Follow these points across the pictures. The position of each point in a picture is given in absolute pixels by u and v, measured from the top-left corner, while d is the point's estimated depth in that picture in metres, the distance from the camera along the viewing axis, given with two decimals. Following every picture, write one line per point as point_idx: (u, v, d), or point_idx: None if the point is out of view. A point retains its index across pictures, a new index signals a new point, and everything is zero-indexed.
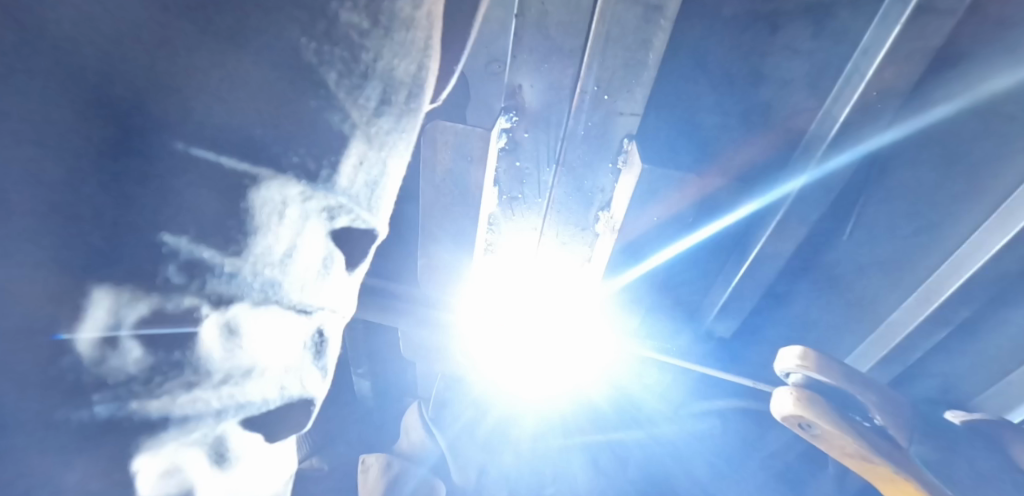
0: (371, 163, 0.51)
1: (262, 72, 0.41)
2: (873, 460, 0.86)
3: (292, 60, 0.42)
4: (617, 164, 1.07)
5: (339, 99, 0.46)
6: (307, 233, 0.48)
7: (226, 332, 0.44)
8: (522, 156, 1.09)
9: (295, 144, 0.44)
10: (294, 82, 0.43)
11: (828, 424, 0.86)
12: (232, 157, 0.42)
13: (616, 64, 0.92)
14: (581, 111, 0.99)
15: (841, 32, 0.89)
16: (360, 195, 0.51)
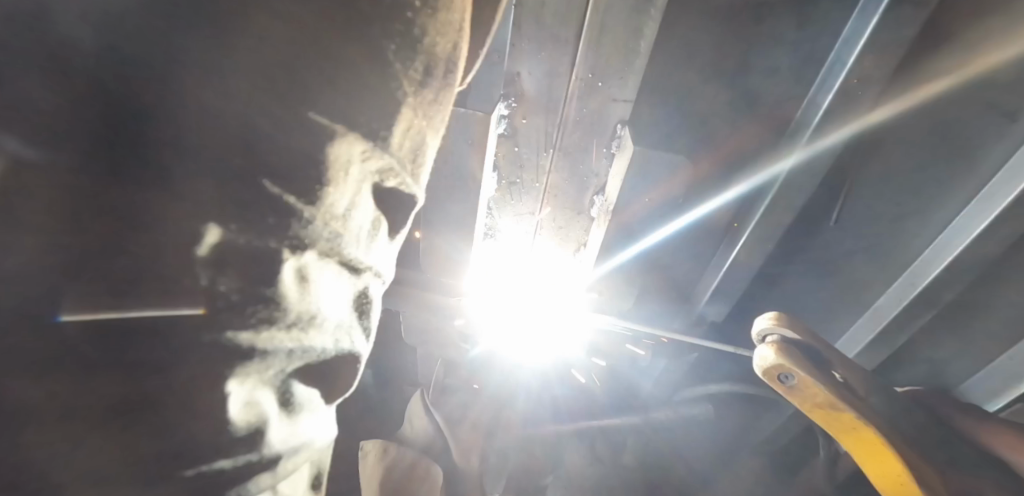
0: (411, 132, 0.56)
1: (290, 46, 0.45)
2: (839, 405, 0.93)
3: (321, 37, 0.46)
4: (610, 149, 1.14)
5: (387, 69, 0.51)
6: (363, 195, 0.52)
7: (299, 280, 0.46)
8: (521, 142, 1.14)
9: (328, 117, 0.48)
10: (322, 57, 0.47)
11: (807, 372, 0.93)
12: (254, 129, 0.44)
13: (608, 52, 0.97)
14: (576, 98, 1.05)
15: (823, 24, 0.93)
16: (403, 161, 0.55)
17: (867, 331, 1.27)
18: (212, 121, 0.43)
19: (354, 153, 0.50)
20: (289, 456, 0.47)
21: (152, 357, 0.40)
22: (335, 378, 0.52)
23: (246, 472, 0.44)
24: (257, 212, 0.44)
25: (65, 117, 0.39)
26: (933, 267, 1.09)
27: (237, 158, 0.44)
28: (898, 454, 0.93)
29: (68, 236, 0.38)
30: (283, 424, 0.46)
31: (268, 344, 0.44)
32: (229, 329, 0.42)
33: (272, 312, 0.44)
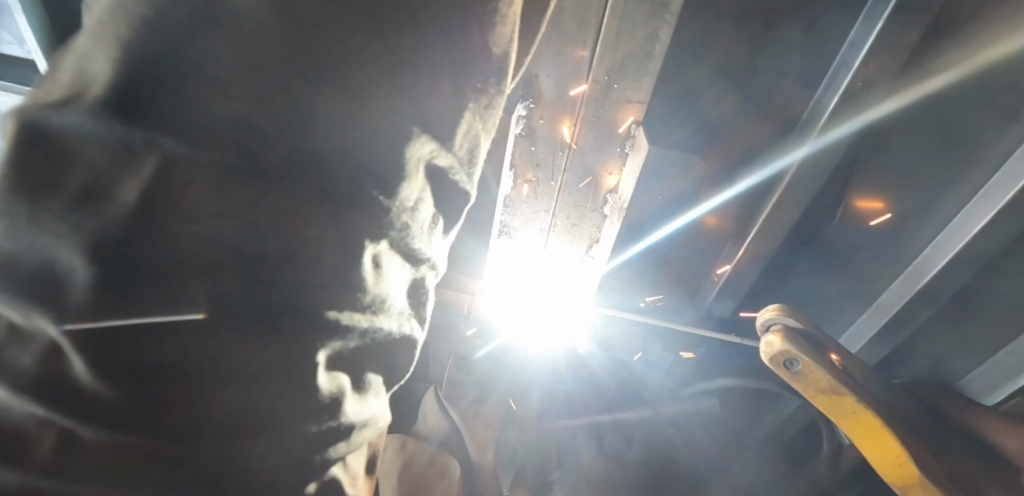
0: (467, 135, 0.62)
1: (357, 55, 0.49)
2: (841, 390, 0.98)
3: (388, 44, 0.51)
4: (625, 150, 1.16)
5: (453, 78, 0.57)
6: (425, 194, 0.58)
7: (376, 267, 0.54)
8: (536, 141, 1.16)
9: (392, 115, 0.53)
10: (388, 61, 0.51)
11: (811, 358, 0.97)
12: (318, 130, 0.49)
13: (626, 53, 1.00)
14: (591, 99, 1.07)
15: (828, 28, 0.98)
16: (460, 162, 0.62)
17: (866, 326, 1.30)
18: (279, 126, 0.47)
19: (425, 154, 0.57)
20: (360, 427, 0.57)
21: (274, 340, 0.49)
22: (397, 364, 0.61)
23: (329, 437, 0.53)
24: (315, 212, 0.49)
25: (219, 126, 0.45)
26: (935, 263, 1.12)
27: (343, 165, 0.51)
28: (895, 436, 0.98)
29: (218, 229, 0.45)
30: (354, 400, 0.56)
31: (348, 328, 0.53)
32: (334, 309, 0.52)
33: (356, 300, 0.53)
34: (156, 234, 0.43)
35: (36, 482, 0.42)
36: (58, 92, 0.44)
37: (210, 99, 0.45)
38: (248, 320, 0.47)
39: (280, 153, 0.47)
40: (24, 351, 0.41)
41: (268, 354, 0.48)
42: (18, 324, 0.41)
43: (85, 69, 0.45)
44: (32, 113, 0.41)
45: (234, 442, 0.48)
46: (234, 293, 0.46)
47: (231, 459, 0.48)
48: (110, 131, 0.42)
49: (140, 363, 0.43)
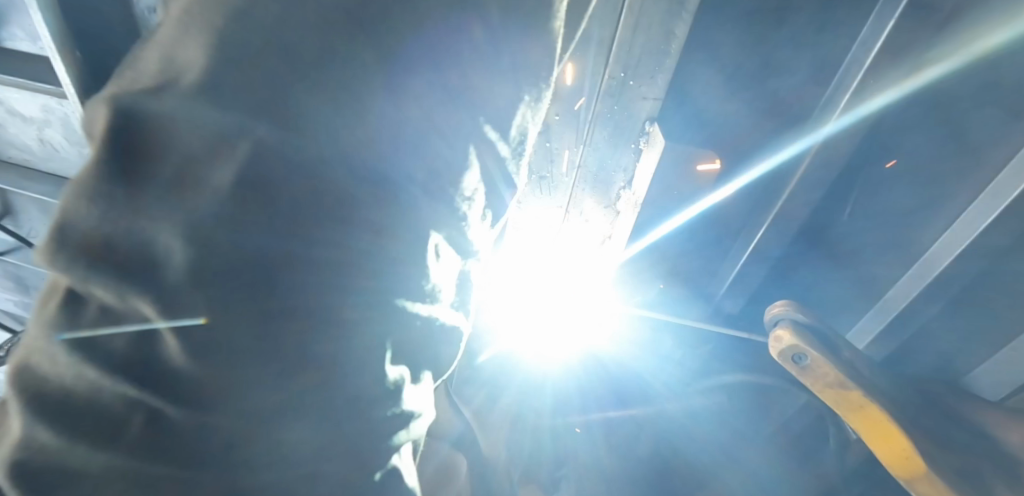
0: (520, 128, 0.68)
1: (436, 54, 0.57)
2: (848, 383, 0.99)
3: (460, 46, 0.58)
4: (638, 145, 1.16)
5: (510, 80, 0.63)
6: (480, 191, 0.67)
7: (436, 256, 0.64)
8: (552, 137, 1.21)
9: (460, 105, 0.61)
10: (460, 60, 0.59)
11: (819, 353, 0.99)
12: (397, 117, 0.56)
13: (641, 50, 1.01)
14: (607, 96, 1.09)
15: (842, 26, 0.98)
16: (513, 153, 0.69)
17: (878, 321, 1.26)
18: (366, 114, 0.54)
19: (486, 139, 0.64)
20: (418, 415, 0.68)
21: (353, 303, 0.58)
22: (445, 359, 0.71)
23: (394, 421, 0.64)
24: (389, 194, 0.57)
25: (288, 108, 0.51)
26: (944, 258, 1.10)
27: (389, 144, 0.57)
28: (903, 432, 0.97)
29: (285, 202, 0.52)
30: (413, 390, 0.67)
31: (416, 312, 0.63)
32: (403, 297, 0.62)
33: (421, 289, 0.63)
34: (240, 206, 0.50)
35: (125, 458, 0.52)
36: (144, 82, 0.50)
37: (280, 82, 0.50)
38: (302, 283, 0.55)
39: (369, 138, 0.55)
40: (116, 329, 0.51)
41: (335, 332, 0.57)
42: (110, 303, 0.50)
43: (172, 57, 0.50)
44: (129, 104, 0.48)
45: (293, 415, 0.57)
46: (297, 257, 0.54)
47: (286, 431, 0.57)
48: (223, 111, 0.49)
49: (234, 342, 0.52)
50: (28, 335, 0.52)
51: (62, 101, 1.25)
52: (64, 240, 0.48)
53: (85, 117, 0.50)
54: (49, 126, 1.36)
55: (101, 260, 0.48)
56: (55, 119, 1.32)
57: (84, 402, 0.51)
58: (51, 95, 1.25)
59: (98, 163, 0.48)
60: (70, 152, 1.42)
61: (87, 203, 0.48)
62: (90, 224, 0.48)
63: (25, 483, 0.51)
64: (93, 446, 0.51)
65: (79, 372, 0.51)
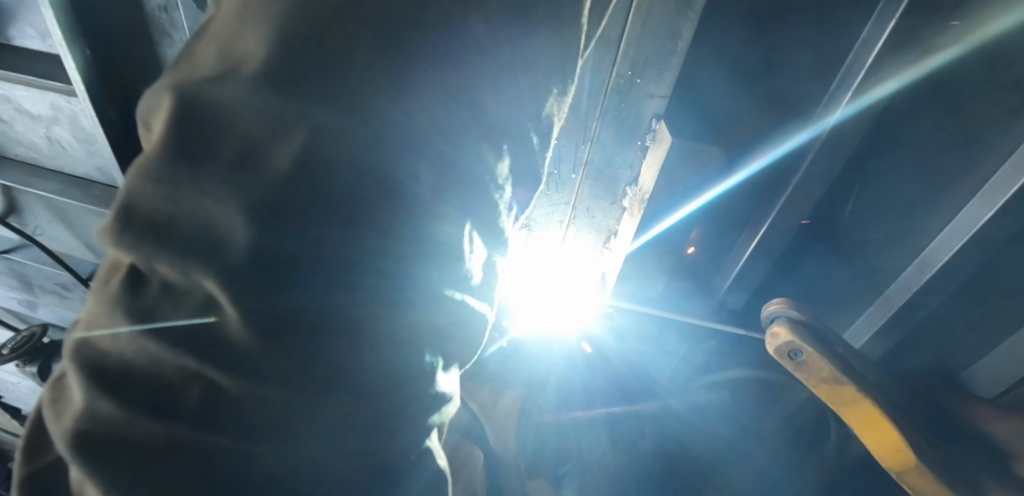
0: (548, 118, 0.63)
1: (484, 47, 0.54)
2: (842, 379, 0.99)
3: (504, 38, 0.55)
4: (646, 142, 1.18)
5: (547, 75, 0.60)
6: (512, 178, 0.64)
7: (470, 243, 0.60)
8: (562, 136, 1.19)
9: (502, 97, 0.57)
10: (503, 56, 0.56)
11: (813, 349, 1.01)
12: (449, 109, 0.54)
13: (649, 49, 1.03)
14: (614, 94, 1.10)
15: (844, 26, 1.01)
16: (541, 144, 0.65)
17: (877, 316, 1.29)
18: (418, 104, 0.52)
19: (521, 131, 0.61)
20: (449, 398, 0.64)
21: (385, 298, 0.55)
22: (471, 345, 0.64)
23: (430, 402, 0.61)
24: (435, 189, 0.55)
25: (343, 101, 0.48)
26: (944, 254, 1.12)
27: (439, 143, 0.54)
28: (893, 424, 0.97)
29: (344, 193, 0.50)
30: (444, 377, 0.62)
31: (450, 301, 0.59)
32: (449, 288, 0.59)
33: (457, 276, 0.59)
34: (299, 201, 0.48)
35: (184, 430, 0.49)
36: (205, 71, 0.48)
37: (328, 77, 0.48)
38: (350, 276, 0.53)
39: (423, 132, 0.53)
40: (176, 306, 0.49)
41: (361, 323, 0.54)
42: (173, 280, 0.49)
43: (231, 48, 0.48)
44: (193, 93, 0.47)
45: (335, 398, 0.54)
46: (348, 255, 0.52)
47: (321, 416, 0.53)
48: (279, 104, 0.47)
49: (276, 325, 0.50)
50: (89, 307, 0.52)
51: (71, 99, 1.26)
52: (129, 220, 0.47)
53: (147, 99, 0.49)
54: (57, 124, 1.36)
55: (167, 236, 0.47)
56: (63, 116, 1.33)
57: (146, 376, 0.50)
58: (59, 93, 1.26)
59: (161, 151, 0.47)
60: (77, 151, 1.42)
61: (153, 183, 0.47)
62: (153, 203, 0.47)
63: (82, 453, 0.48)
64: (150, 417, 0.49)
65: (141, 346, 0.49)
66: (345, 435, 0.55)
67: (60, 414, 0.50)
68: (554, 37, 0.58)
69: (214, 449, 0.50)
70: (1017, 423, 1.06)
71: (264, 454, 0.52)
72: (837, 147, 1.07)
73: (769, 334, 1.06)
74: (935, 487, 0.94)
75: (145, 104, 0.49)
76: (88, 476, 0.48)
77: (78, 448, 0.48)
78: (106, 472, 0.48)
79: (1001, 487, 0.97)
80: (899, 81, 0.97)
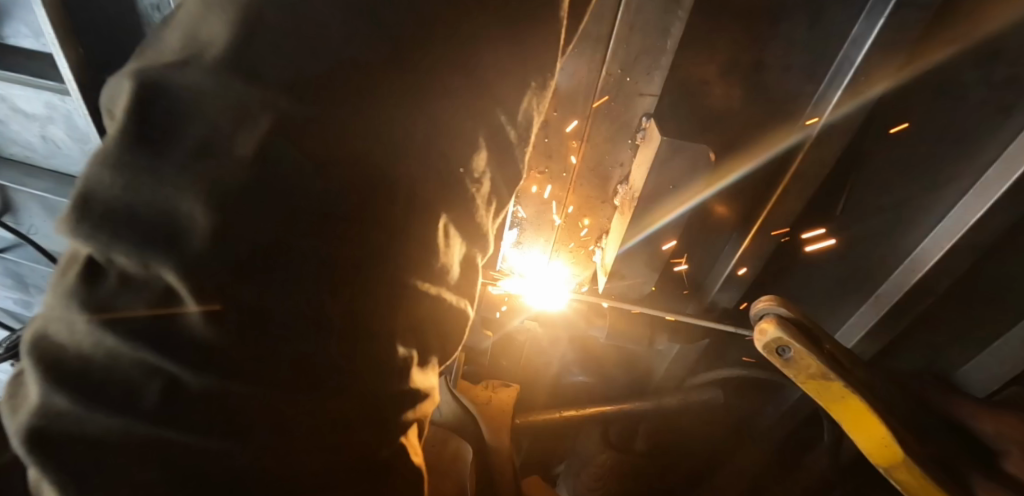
0: (527, 113, 0.63)
1: (465, 39, 0.53)
2: (829, 376, 0.99)
3: (486, 33, 0.54)
4: (635, 140, 1.18)
5: (530, 70, 0.60)
6: (491, 173, 0.63)
7: (446, 238, 0.60)
8: (552, 134, 1.18)
9: (484, 89, 0.57)
10: (485, 51, 0.55)
11: (802, 345, 0.98)
12: (424, 102, 0.53)
13: (638, 48, 1.03)
14: (605, 93, 1.10)
15: (834, 26, 1.01)
16: (520, 134, 0.64)
17: (871, 314, 1.29)
18: (396, 95, 0.51)
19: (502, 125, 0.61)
20: (426, 396, 0.64)
21: (360, 294, 0.53)
22: (449, 340, 0.65)
23: (402, 399, 0.60)
24: (414, 181, 0.54)
25: (310, 93, 0.47)
26: (931, 257, 1.13)
27: (412, 139, 0.53)
28: (882, 420, 0.98)
29: (310, 185, 0.48)
30: (419, 374, 0.63)
31: (425, 295, 0.59)
32: (418, 278, 0.58)
33: (432, 269, 0.59)
34: (273, 190, 0.47)
35: (147, 428, 0.46)
36: (170, 56, 0.46)
37: (296, 66, 0.46)
38: (319, 272, 0.50)
39: (401, 123, 0.52)
40: (137, 297, 0.45)
41: (339, 318, 0.52)
42: (133, 272, 0.45)
43: (197, 33, 0.47)
44: (157, 76, 0.44)
45: (308, 392, 0.52)
46: (317, 250, 0.49)
47: (294, 411, 0.52)
48: (246, 93, 0.45)
49: (250, 318, 0.48)
50: (46, 300, 0.47)
51: (65, 97, 1.26)
52: (87, 210, 0.44)
53: (110, 85, 0.47)
54: (51, 122, 1.37)
55: (129, 225, 0.44)
56: (58, 115, 1.33)
57: (106, 372, 0.46)
58: (53, 92, 1.26)
59: (121, 137, 0.44)
60: (70, 149, 1.43)
61: (112, 170, 0.44)
62: (113, 193, 0.44)
63: (40, 451, 0.44)
64: (109, 415, 0.45)
65: (98, 341, 0.45)
66: (322, 431, 0.54)
67: (15, 409, 0.47)
68: (536, 33, 0.57)
69: (182, 447, 0.47)
70: (1000, 421, 1.06)
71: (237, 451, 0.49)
72: (826, 147, 1.07)
73: (757, 330, 1.01)
74: (924, 481, 0.96)
75: (108, 89, 0.47)
76: (42, 475, 0.45)
77: (28, 450, 0.44)
78: (63, 472, 0.45)
79: (987, 485, 0.98)
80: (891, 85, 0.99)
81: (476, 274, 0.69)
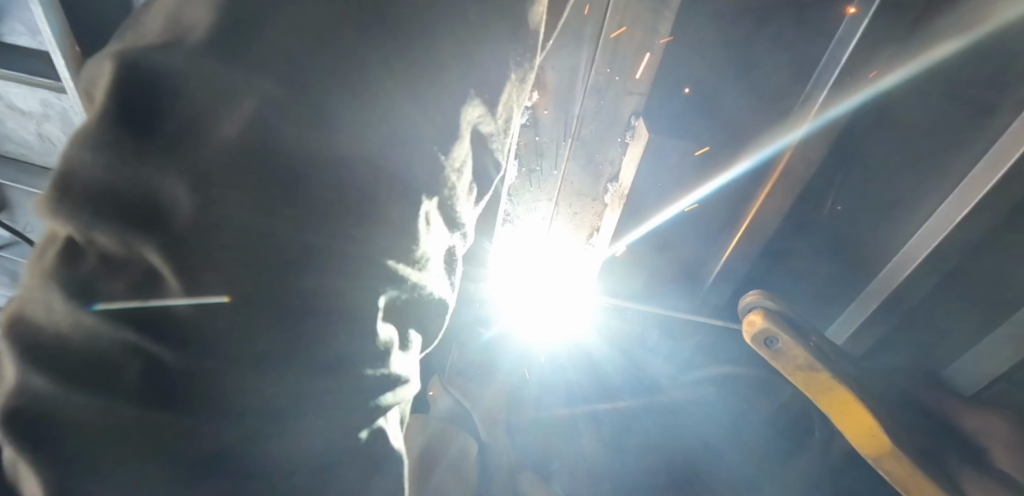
0: (508, 106, 0.67)
1: (440, 30, 0.56)
2: (815, 365, 1.02)
3: (459, 26, 0.57)
4: (625, 139, 1.20)
5: (505, 60, 0.62)
6: (467, 159, 0.65)
7: (426, 222, 0.61)
8: (542, 133, 1.24)
9: (460, 76, 0.59)
10: (459, 44, 0.57)
11: (789, 336, 1.04)
12: (400, 88, 0.55)
13: (625, 48, 1.06)
14: (594, 91, 1.13)
15: (820, 27, 1.00)
16: (500, 129, 0.68)
17: (858, 313, 1.28)
18: (375, 82, 0.53)
19: (477, 114, 0.63)
20: (405, 380, 0.64)
21: (340, 277, 0.54)
22: (430, 327, 0.67)
23: (374, 384, 0.59)
24: (393, 165, 0.55)
25: (298, 80, 0.49)
26: (920, 253, 1.11)
27: (397, 126, 0.55)
28: (869, 410, 0.99)
29: (296, 168, 0.49)
30: (401, 355, 0.63)
31: (399, 276, 0.59)
32: (391, 257, 0.58)
33: (411, 253, 0.60)
34: (255, 171, 0.48)
35: (123, 407, 0.47)
36: (152, 39, 0.48)
37: (278, 53, 0.49)
38: (305, 254, 0.51)
39: (378, 108, 0.54)
40: (116, 280, 0.46)
41: (322, 300, 0.54)
42: (115, 253, 0.46)
43: (178, 18, 0.49)
44: (138, 57, 0.46)
45: (284, 372, 0.53)
46: (304, 233, 0.51)
47: (272, 392, 0.53)
48: (231, 76, 0.47)
49: (236, 299, 0.49)
50: (24, 283, 0.48)
51: (60, 95, 1.28)
52: (67, 190, 0.45)
53: (88, 69, 0.48)
54: (47, 121, 1.39)
55: (107, 206, 0.45)
56: (53, 113, 1.35)
57: (83, 353, 0.46)
58: (49, 90, 1.28)
59: (102, 119, 0.45)
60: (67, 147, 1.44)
61: (91, 150, 0.45)
62: (93, 173, 0.45)
63: (18, 434, 0.45)
64: (87, 397, 0.46)
65: (79, 322, 0.46)
66: (306, 413, 0.55)
67: None
68: (508, 30, 0.61)
69: (160, 428, 0.48)
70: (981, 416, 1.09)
71: (220, 431, 0.51)
72: (814, 144, 1.08)
73: (746, 322, 1.09)
74: (912, 471, 0.96)
75: (86, 74, 0.48)
76: (21, 456, 0.45)
77: (6, 433, 0.45)
78: (42, 453, 0.45)
79: (973, 476, 1.00)
80: (874, 91, 1.00)
81: (456, 265, 0.71)
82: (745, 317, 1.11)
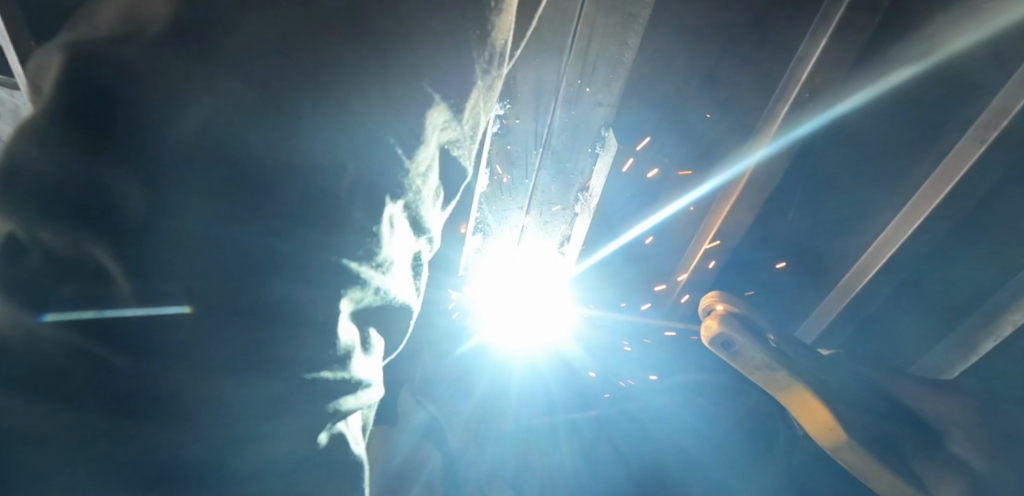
0: (475, 112, 0.67)
1: (407, 37, 0.56)
2: (774, 366, 1.06)
3: (420, 33, 0.57)
4: (596, 149, 1.14)
5: (471, 71, 0.62)
6: (433, 166, 0.64)
7: (390, 226, 0.60)
8: (514, 140, 1.10)
9: (424, 80, 0.59)
10: (425, 50, 0.58)
11: (745, 339, 1.08)
12: (368, 91, 0.55)
13: (597, 60, 1.01)
14: (564, 101, 1.05)
15: (782, 43, 1.02)
16: (467, 135, 0.68)
17: (830, 309, 1.23)
18: (339, 84, 0.53)
19: (439, 120, 0.62)
20: (367, 385, 0.62)
21: (293, 277, 0.53)
22: (390, 331, 0.66)
23: (333, 388, 0.57)
24: (357, 169, 0.55)
25: (263, 77, 0.49)
26: (878, 262, 1.11)
27: (373, 132, 0.56)
28: (824, 405, 1.03)
29: (263, 170, 0.50)
30: (364, 358, 0.62)
31: (360, 279, 0.58)
32: (350, 258, 0.56)
33: (372, 254, 0.58)
34: (219, 171, 0.48)
35: (67, 414, 0.45)
36: (105, 30, 0.47)
37: (238, 55, 0.48)
38: (272, 260, 0.52)
39: (341, 110, 0.53)
40: (61, 280, 0.44)
41: (280, 302, 0.53)
42: (61, 251, 0.44)
43: (133, 9, 0.48)
44: (89, 49, 0.45)
45: (244, 376, 0.52)
46: (271, 238, 0.51)
47: (242, 400, 0.52)
48: (189, 77, 0.47)
49: (197, 306, 0.48)
50: None
51: (13, 91, 1.23)
52: (10, 184, 0.43)
53: (35, 60, 0.46)
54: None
55: (53, 203, 0.44)
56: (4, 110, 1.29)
57: (26, 354, 0.44)
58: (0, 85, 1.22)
59: (47, 115, 0.44)
60: None
61: (35, 143, 0.44)
62: (40, 170, 0.44)
63: None
64: (30, 404, 0.44)
65: (16, 323, 0.44)
66: (262, 415, 0.53)
67: None
68: (475, 43, 0.61)
69: (108, 437, 0.47)
70: (940, 402, 1.05)
71: (178, 437, 0.50)
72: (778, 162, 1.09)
73: (704, 327, 1.12)
74: (867, 460, 1.01)
75: (33, 64, 0.46)
76: None
77: None
78: None
79: (926, 465, 1.03)
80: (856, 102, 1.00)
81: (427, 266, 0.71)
82: (703, 321, 1.15)
